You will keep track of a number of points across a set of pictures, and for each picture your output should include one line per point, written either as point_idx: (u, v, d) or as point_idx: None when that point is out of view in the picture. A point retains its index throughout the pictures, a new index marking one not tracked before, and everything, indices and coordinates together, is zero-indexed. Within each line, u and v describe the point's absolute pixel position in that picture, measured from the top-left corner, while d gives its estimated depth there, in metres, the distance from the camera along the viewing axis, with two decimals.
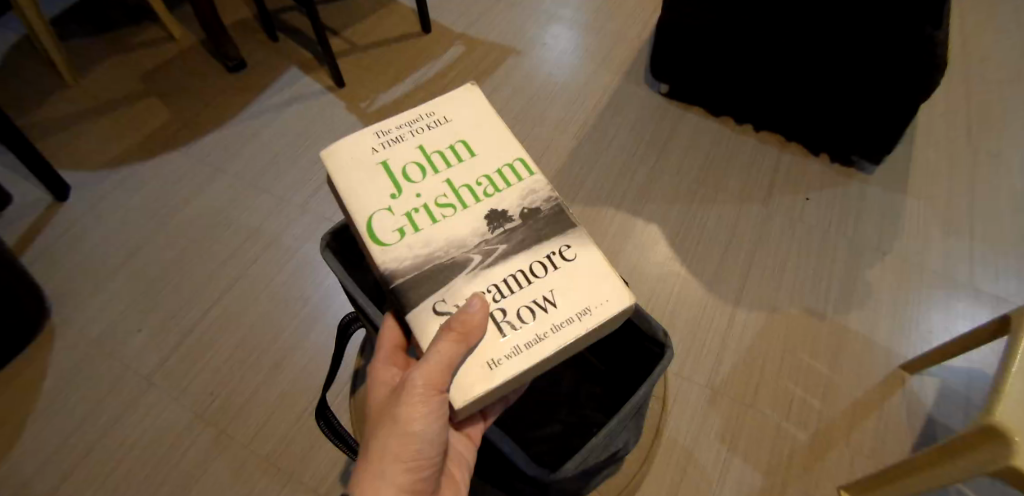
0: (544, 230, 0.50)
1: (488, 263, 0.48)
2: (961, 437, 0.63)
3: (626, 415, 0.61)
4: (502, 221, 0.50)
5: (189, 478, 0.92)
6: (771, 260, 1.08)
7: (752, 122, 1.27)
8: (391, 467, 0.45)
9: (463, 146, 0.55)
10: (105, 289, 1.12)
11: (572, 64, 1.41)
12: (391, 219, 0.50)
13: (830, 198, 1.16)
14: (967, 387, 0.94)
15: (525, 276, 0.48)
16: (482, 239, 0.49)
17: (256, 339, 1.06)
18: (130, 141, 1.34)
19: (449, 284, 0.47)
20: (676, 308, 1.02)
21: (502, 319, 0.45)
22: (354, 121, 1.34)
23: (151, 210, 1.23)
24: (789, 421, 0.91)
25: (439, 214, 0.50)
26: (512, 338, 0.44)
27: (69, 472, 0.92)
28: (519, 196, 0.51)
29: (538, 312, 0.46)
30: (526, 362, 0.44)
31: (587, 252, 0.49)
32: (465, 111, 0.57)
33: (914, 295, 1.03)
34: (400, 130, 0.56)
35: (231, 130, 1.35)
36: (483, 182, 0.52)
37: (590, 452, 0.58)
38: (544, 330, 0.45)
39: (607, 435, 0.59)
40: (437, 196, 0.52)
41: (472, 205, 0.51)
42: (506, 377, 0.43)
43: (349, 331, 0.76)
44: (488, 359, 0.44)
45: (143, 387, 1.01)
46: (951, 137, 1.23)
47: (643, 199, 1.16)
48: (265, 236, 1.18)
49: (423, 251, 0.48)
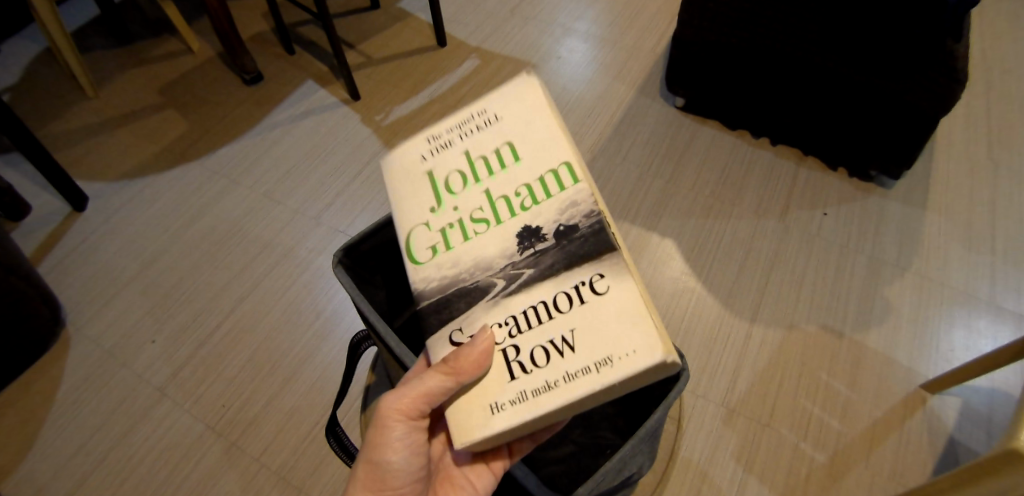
0: (579, 251, 0.40)
1: (510, 290, 0.42)
2: (986, 459, 0.60)
3: (640, 440, 0.60)
4: (535, 240, 0.42)
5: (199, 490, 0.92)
6: (789, 275, 1.06)
7: (768, 136, 1.26)
8: (365, 477, 0.53)
9: (508, 149, 0.46)
10: (120, 300, 1.14)
11: (586, 77, 1.41)
12: (428, 235, 0.47)
13: (849, 213, 1.14)
14: (989, 407, 0.92)
15: (548, 308, 0.40)
16: (510, 262, 0.42)
17: (269, 352, 1.06)
18: (146, 152, 1.36)
19: (468, 311, 0.43)
20: (691, 325, 1.01)
21: (514, 358, 0.40)
22: (368, 135, 1.35)
23: (166, 221, 1.24)
24: (806, 442, 0.89)
25: (472, 231, 0.45)
26: (519, 382, 0.39)
27: (80, 483, 0.93)
28: (557, 210, 0.42)
29: (553, 354, 0.38)
30: (527, 414, 0.37)
31: (622, 286, 0.38)
32: (516, 109, 0.48)
33: (935, 311, 1.01)
34: (452, 136, 0.50)
35: (247, 143, 1.36)
36: (523, 193, 0.45)
37: (604, 477, 0.57)
38: (556, 377, 0.37)
39: (621, 460, 0.58)
40: (474, 209, 0.46)
41: (507, 220, 0.44)
42: (504, 427, 0.38)
43: (359, 350, 0.75)
44: (491, 402, 0.39)
45: (156, 398, 1.02)
46: (971, 152, 1.22)
47: (657, 214, 1.16)
48: (279, 248, 1.19)
49: (451, 272, 0.44)
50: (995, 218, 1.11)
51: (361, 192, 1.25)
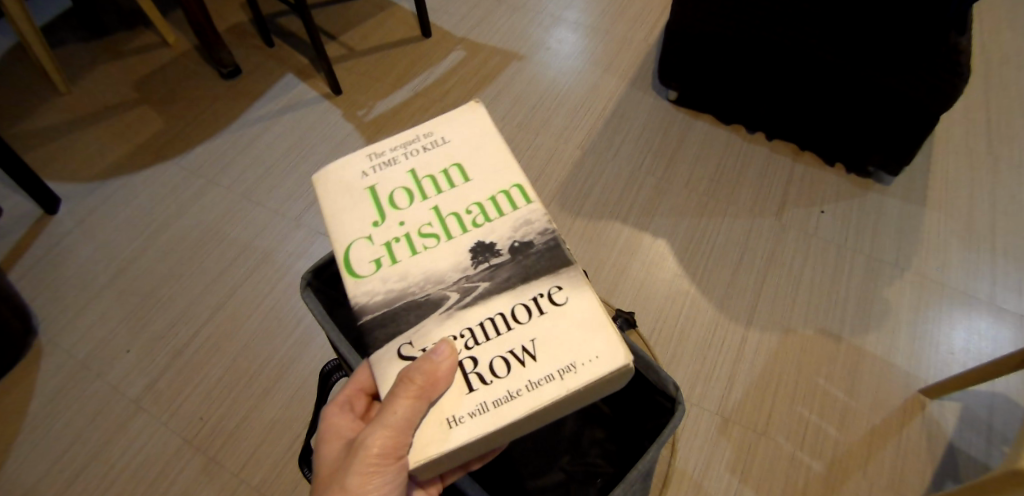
0: (535, 266, 0.40)
1: (464, 303, 0.39)
2: (991, 480, 0.58)
3: (632, 482, 0.57)
4: (489, 254, 0.41)
5: None
6: (786, 275, 1.03)
7: (763, 130, 1.21)
8: None
9: (456, 170, 0.47)
10: (92, 308, 1.09)
11: (577, 69, 1.36)
12: (369, 249, 0.43)
13: (847, 210, 1.10)
14: (989, 413, 0.90)
15: (506, 319, 0.39)
16: (462, 275, 0.41)
17: (247, 362, 1.02)
18: (119, 151, 1.30)
19: (418, 324, 0.39)
20: (686, 329, 0.98)
21: (472, 369, 0.37)
22: (351, 131, 1.29)
23: (139, 224, 1.19)
24: (803, 450, 0.87)
25: (420, 245, 0.43)
26: (481, 393, 0.36)
27: None
28: (511, 227, 0.42)
29: (514, 365, 0.37)
30: (491, 426, 0.35)
31: (581, 297, 0.39)
32: (467, 131, 0.49)
33: (935, 310, 0.97)
34: (394, 152, 0.49)
35: (224, 140, 1.30)
36: (474, 210, 0.44)
37: None
38: (519, 386, 0.36)
39: None
40: (422, 224, 0.44)
41: (458, 236, 0.43)
42: (464, 442, 0.35)
43: (331, 381, 0.70)
44: (449, 416, 0.36)
45: (133, 411, 0.99)
46: (970, 144, 1.18)
47: (650, 212, 1.11)
48: (256, 252, 1.14)
49: (397, 286, 0.41)
50: (997, 213, 1.07)
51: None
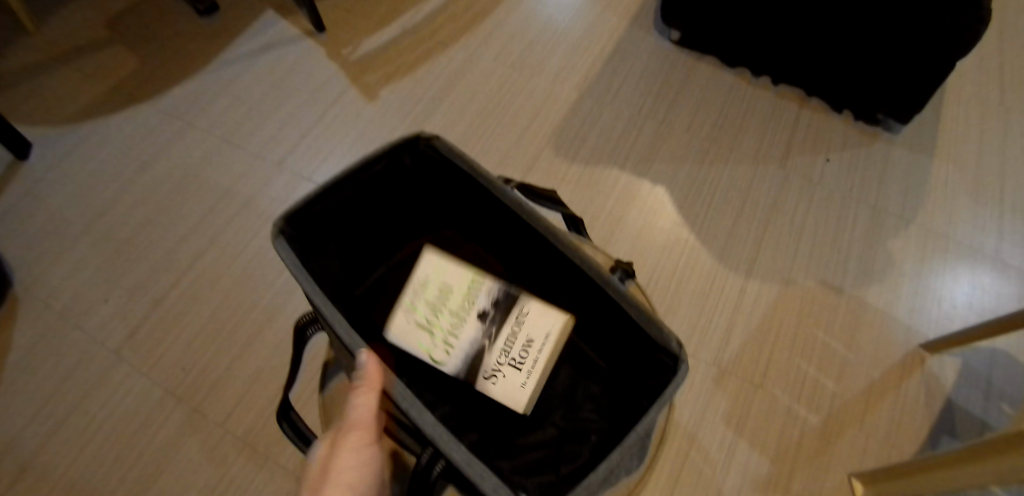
0: None
1: None
2: (997, 439, 0.56)
3: (630, 444, 0.52)
4: None
5: (161, 459, 0.87)
6: (789, 226, 1.00)
7: (769, 75, 1.16)
8: None
9: None
10: (70, 256, 1.05)
11: (574, 8, 1.29)
12: None
13: (852, 159, 1.06)
14: (989, 368, 0.88)
15: None
16: None
17: (229, 311, 0.99)
18: (93, 94, 1.22)
19: None
20: (683, 279, 0.95)
21: None
22: (335, 70, 1.22)
23: (115, 169, 1.13)
24: (800, 403, 0.86)
25: None
26: None
27: (36, 453, 0.88)
28: None
29: None
30: None
31: None
32: None
33: (939, 263, 0.95)
34: None
35: (205, 82, 1.23)
36: None
37: (591, 482, 0.50)
38: None
39: (611, 464, 0.51)
40: None
41: None
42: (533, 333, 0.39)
43: (308, 334, 0.71)
44: None
45: (113, 361, 0.95)
46: (983, 88, 1.12)
47: (649, 158, 1.07)
48: (237, 197, 1.09)
49: None
50: (1006, 165, 1.03)
51: (326, 132, 1.14)
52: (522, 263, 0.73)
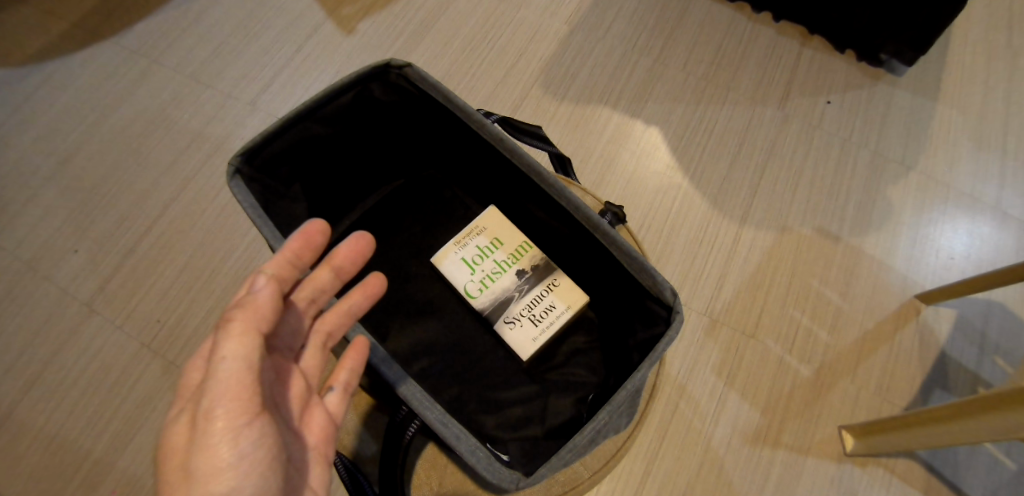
0: None
1: None
2: (993, 396, 0.53)
3: (618, 404, 0.47)
4: None
5: (137, 412, 0.85)
6: (786, 171, 0.97)
7: (770, 11, 1.09)
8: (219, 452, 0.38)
9: None
10: (36, 205, 1.00)
11: None
12: None
13: (854, 102, 1.02)
14: (984, 321, 0.85)
15: None
16: None
17: (204, 261, 0.95)
18: (52, 31, 1.14)
19: None
20: (675, 226, 0.92)
21: None
22: (310, 3, 1.15)
23: (80, 112, 1.07)
24: (792, 354, 0.83)
25: None
26: None
27: (11, 408, 0.85)
28: None
29: None
30: None
31: None
32: None
33: (937, 211, 0.93)
34: None
35: (170, 16, 1.15)
36: None
37: (572, 451, 0.46)
38: None
39: (595, 428, 0.46)
40: None
41: None
42: None
43: None
44: None
45: (84, 315, 0.91)
46: (992, 22, 1.07)
47: (642, 98, 1.03)
48: (211, 140, 1.04)
49: None
50: (1010, 110, 1.00)
51: (303, 70, 1.08)
52: (508, 205, 0.67)
